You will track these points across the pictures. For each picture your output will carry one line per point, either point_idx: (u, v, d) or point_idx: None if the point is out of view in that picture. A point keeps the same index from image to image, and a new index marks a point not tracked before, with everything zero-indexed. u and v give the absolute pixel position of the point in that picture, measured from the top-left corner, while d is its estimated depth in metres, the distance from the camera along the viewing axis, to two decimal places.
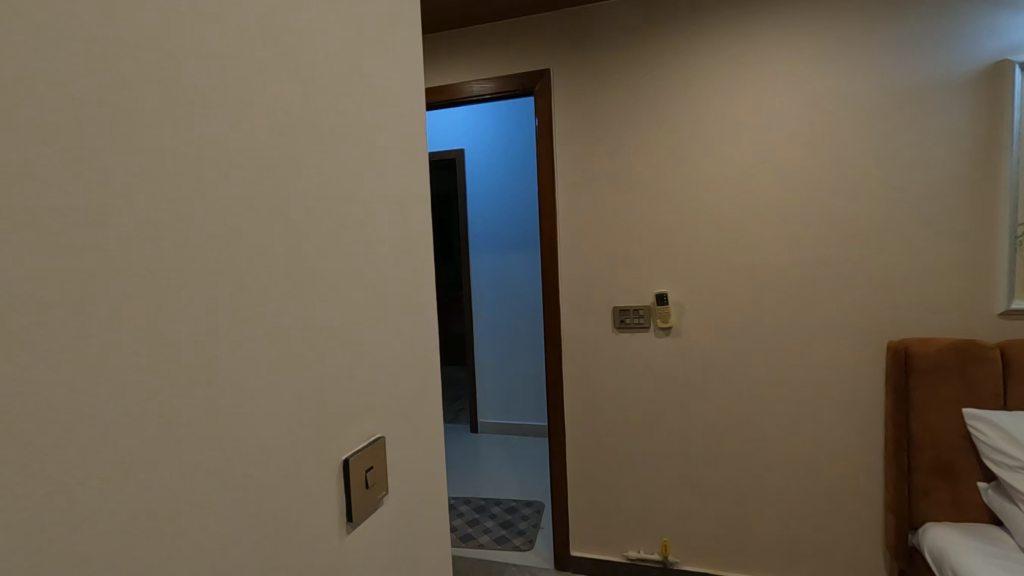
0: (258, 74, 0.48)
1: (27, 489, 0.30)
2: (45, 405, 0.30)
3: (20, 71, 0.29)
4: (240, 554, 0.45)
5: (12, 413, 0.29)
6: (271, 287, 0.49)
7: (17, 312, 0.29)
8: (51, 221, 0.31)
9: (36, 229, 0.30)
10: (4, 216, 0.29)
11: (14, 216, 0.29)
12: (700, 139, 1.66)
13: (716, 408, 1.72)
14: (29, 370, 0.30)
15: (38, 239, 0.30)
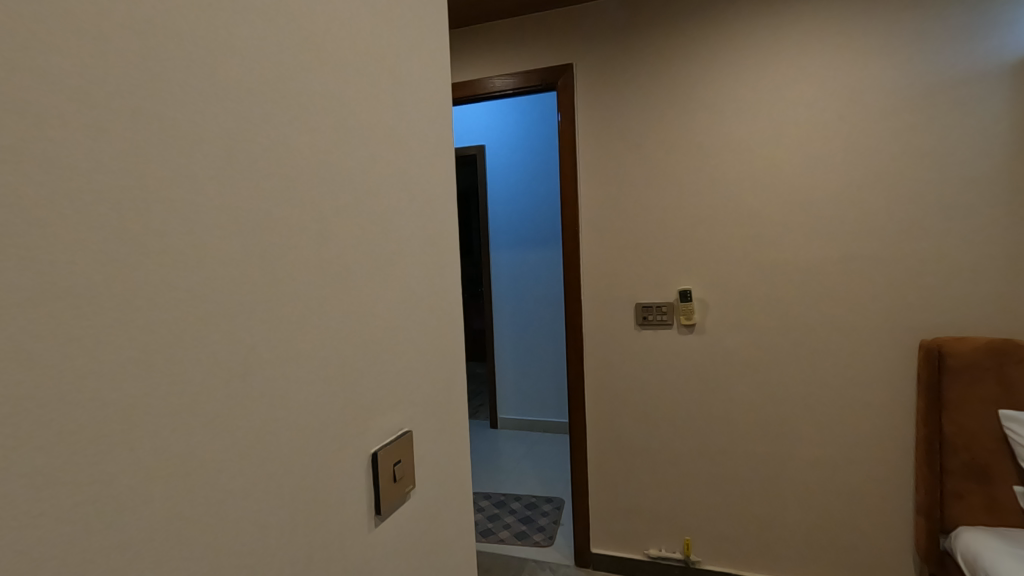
0: (291, 74, 0.49)
1: (76, 477, 0.31)
2: (88, 394, 0.31)
3: (67, 72, 0.31)
4: (271, 545, 0.46)
5: (58, 403, 0.30)
6: (300, 281, 0.50)
7: (66, 304, 0.30)
8: (97, 216, 0.32)
9: (83, 223, 0.31)
10: (55, 211, 0.30)
11: (64, 211, 0.30)
12: (726, 133, 1.64)
13: (740, 407, 1.70)
14: (75, 360, 0.31)
15: (86, 233, 0.31)
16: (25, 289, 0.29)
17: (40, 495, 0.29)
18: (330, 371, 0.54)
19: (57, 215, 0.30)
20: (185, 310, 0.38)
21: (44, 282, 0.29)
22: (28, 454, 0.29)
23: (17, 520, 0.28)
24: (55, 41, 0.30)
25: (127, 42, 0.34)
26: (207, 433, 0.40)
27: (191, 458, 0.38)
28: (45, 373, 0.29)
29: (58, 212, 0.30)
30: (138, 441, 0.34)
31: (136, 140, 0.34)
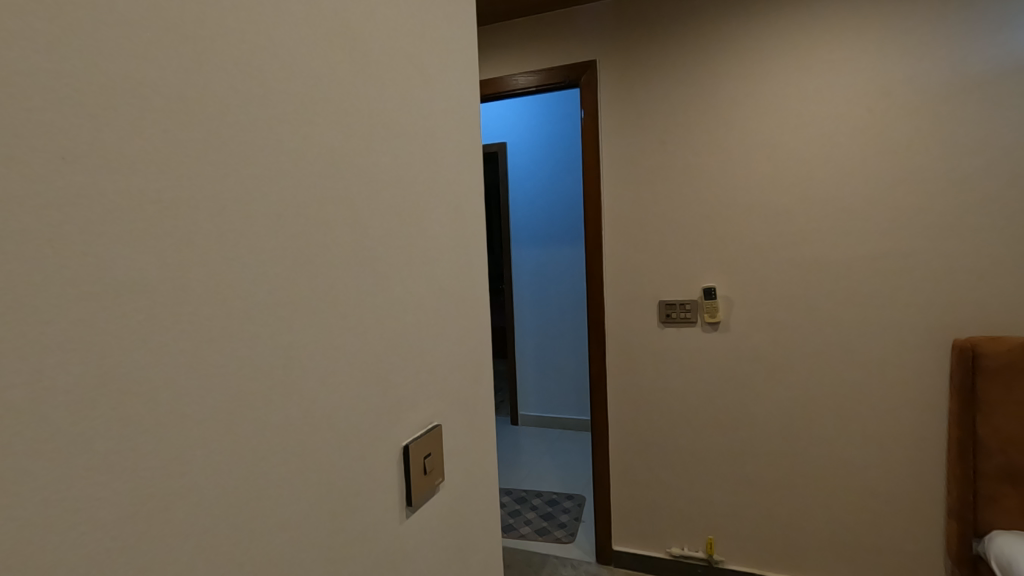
0: (326, 74, 0.50)
1: (134, 463, 0.32)
2: (147, 383, 0.33)
3: (125, 76, 0.32)
4: (307, 533, 0.47)
5: (122, 391, 0.32)
6: (333, 278, 0.51)
7: (129, 297, 0.32)
8: (152, 215, 0.33)
9: (143, 223, 0.33)
10: (118, 211, 0.32)
11: (125, 211, 0.32)
12: (752, 129, 1.62)
13: (764, 407, 1.68)
14: (135, 352, 0.32)
15: (142, 231, 0.33)
16: (87, 284, 0.30)
17: (96, 483, 0.30)
18: (362, 363, 0.55)
19: (121, 215, 0.32)
20: (225, 306, 0.39)
21: (104, 279, 0.31)
22: (88, 444, 0.30)
23: (82, 504, 0.30)
24: (115, 49, 0.31)
25: (175, 49, 0.35)
26: (246, 423, 0.41)
27: (232, 448, 0.40)
28: (106, 365, 0.31)
29: (118, 211, 0.32)
30: (184, 431, 0.36)
31: (184, 142, 0.36)
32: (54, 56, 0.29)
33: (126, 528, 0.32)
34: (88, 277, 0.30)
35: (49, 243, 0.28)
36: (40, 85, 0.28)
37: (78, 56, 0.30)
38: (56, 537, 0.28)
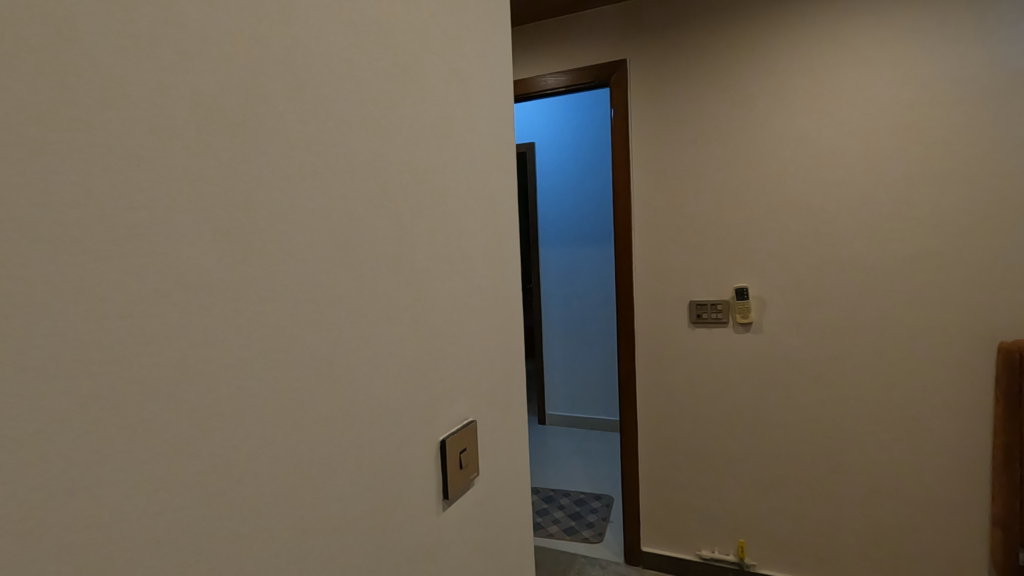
0: (369, 79, 0.52)
1: (197, 448, 0.35)
2: (207, 374, 0.36)
3: (191, 87, 0.34)
4: (350, 521, 0.49)
5: (187, 381, 0.34)
6: (375, 276, 0.53)
7: (192, 293, 0.34)
8: (213, 216, 0.36)
9: (205, 224, 0.35)
10: (185, 214, 0.34)
11: (190, 213, 0.34)
12: (787, 125, 1.59)
13: (798, 410, 1.65)
14: (197, 345, 0.35)
15: (204, 232, 0.35)
16: (154, 282, 0.32)
17: (154, 473, 0.32)
18: (401, 359, 0.56)
19: (187, 217, 0.34)
20: (272, 305, 0.41)
21: (162, 281, 0.32)
22: (147, 437, 0.32)
23: (153, 485, 0.32)
24: (181, 61, 0.34)
25: (229, 60, 0.37)
26: (291, 418, 0.43)
27: (281, 438, 0.42)
28: (162, 362, 0.33)
29: (175, 216, 0.33)
30: (233, 426, 0.37)
31: (234, 149, 0.38)
32: (122, 68, 0.30)
33: (178, 517, 0.33)
34: (158, 275, 0.32)
35: (116, 247, 0.30)
36: (110, 95, 0.30)
37: (142, 68, 0.31)
38: (117, 526, 0.30)
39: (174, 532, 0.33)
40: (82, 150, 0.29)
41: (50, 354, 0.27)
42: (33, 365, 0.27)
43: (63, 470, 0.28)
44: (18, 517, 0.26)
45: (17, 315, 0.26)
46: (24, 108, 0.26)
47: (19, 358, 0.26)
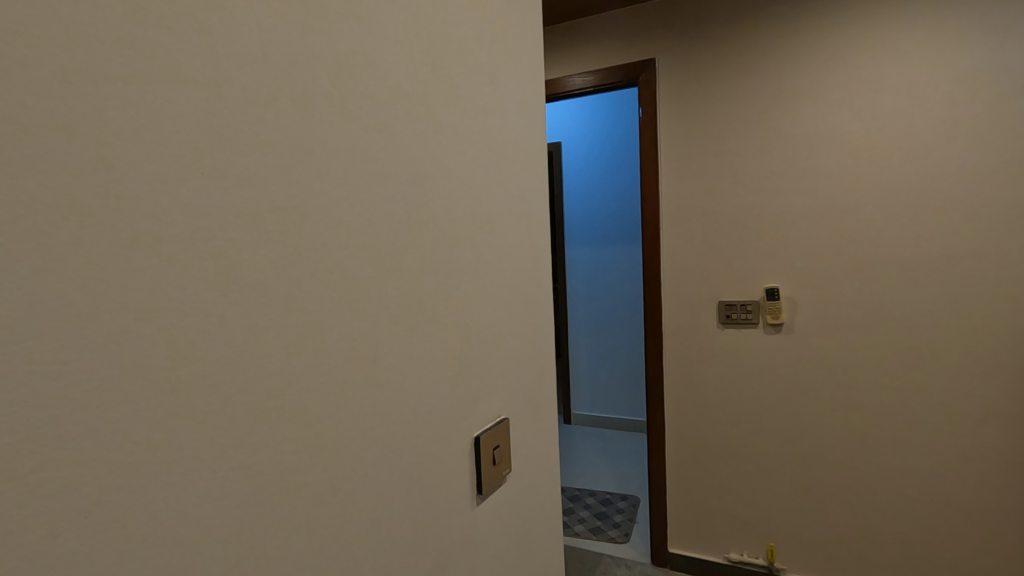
0: (409, 85, 0.54)
1: (255, 440, 0.36)
2: (266, 370, 0.37)
3: (248, 93, 0.36)
4: (391, 513, 0.50)
5: (248, 376, 0.36)
6: (414, 277, 0.54)
7: (251, 292, 0.36)
8: (269, 218, 0.37)
9: (262, 225, 0.37)
10: (244, 216, 0.35)
11: (250, 215, 0.36)
12: (820, 123, 1.57)
13: (831, 413, 1.62)
14: (255, 342, 0.36)
15: (261, 234, 0.37)
16: (220, 282, 0.34)
17: (220, 464, 0.34)
18: (439, 357, 0.58)
19: (245, 218, 0.35)
20: (320, 307, 0.42)
21: (223, 285, 0.34)
22: (210, 435, 0.33)
23: (219, 475, 0.33)
24: (241, 68, 0.35)
25: (283, 71, 0.39)
26: (336, 416, 0.44)
27: (330, 432, 0.43)
28: (223, 363, 0.34)
29: (235, 221, 0.35)
30: (284, 426, 0.39)
31: (288, 155, 0.39)
32: (190, 79, 0.32)
33: (235, 513, 0.35)
34: (222, 275, 0.34)
35: (186, 252, 0.31)
36: (180, 101, 0.31)
37: (209, 79, 0.33)
38: (182, 523, 0.31)
39: (231, 528, 0.34)
40: (159, 156, 0.30)
41: (128, 356, 0.28)
42: (115, 367, 0.28)
43: (139, 468, 0.29)
44: (98, 512, 0.27)
45: (100, 319, 0.27)
46: (110, 116, 0.27)
47: (103, 359, 0.27)
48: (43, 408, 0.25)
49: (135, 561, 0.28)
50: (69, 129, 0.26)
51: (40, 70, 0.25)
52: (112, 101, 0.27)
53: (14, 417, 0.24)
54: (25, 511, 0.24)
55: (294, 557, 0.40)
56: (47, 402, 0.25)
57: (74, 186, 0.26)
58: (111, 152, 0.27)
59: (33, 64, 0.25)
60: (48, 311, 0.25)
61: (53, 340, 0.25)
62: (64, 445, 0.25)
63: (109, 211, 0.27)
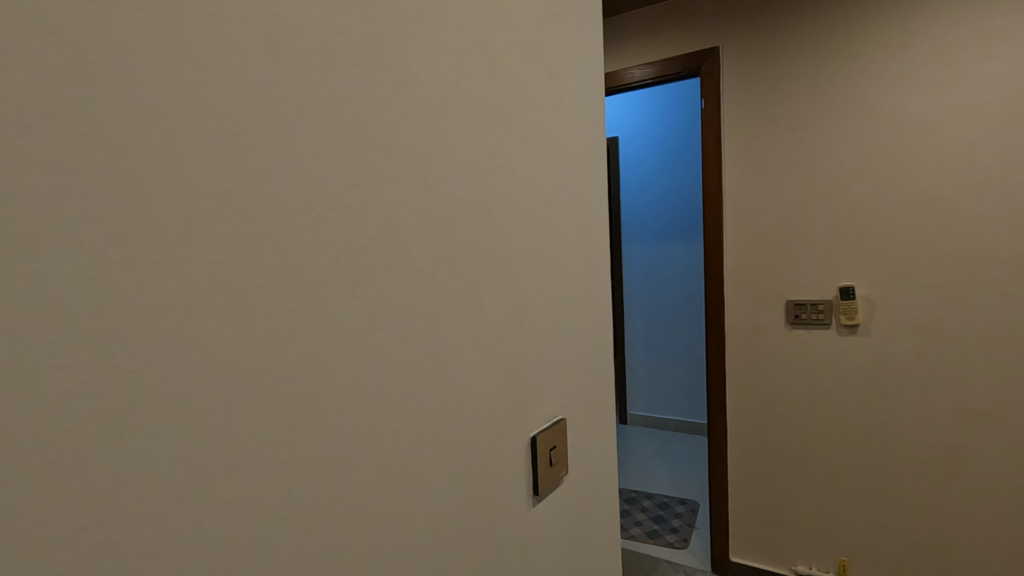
0: (467, 82, 0.53)
1: (314, 435, 0.37)
2: (324, 368, 0.38)
3: (310, 96, 0.37)
4: (448, 513, 0.51)
5: (307, 372, 0.37)
6: (472, 275, 0.54)
7: (310, 292, 0.37)
8: (329, 219, 0.38)
9: (320, 226, 0.37)
10: (304, 216, 0.36)
11: (310, 215, 0.37)
12: (902, 109, 1.45)
13: (913, 421, 1.51)
14: (315, 340, 0.37)
15: (320, 233, 0.37)
16: (282, 280, 0.35)
17: (280, 457, 0.35)
18: (496, 356, 0.58)
19: (305, 218, 0.36)
20: (372, 307, 0.42)
21: (269, 285, 0.34)
22: (256, 437, 0.33)
23: (278, 471, 0.35)
24: (303, 71, 0.36)
25: (335, 70, 0.39)
26: (390, 416, 0.44)
27: (387, 431, 0.44)
28: (271, 365, 0.34)
29: (283, 223, 0.35)
30: (333, 428, 0.39)
31: (337, 155, 0.39)
32: (234, 79, 0.32)
33: (283, 515, 0.35)
34: (284, 274, 0.35)
35: (232, 252, 0.31)
36: (243, 105, 0.32)
37: (254, 80, 0.33)
38: (225, 525, 0.31)
39: (276, 529, 0.34)
40: (202, 156, 0.30)
41: (172, 357, 0.28)
42: (159, 368, 0.28)
43: (182, 469, 0.29)
44: (143, 512, 0.27)
45: (147, 320, 0.27)
46: (155, 117, 0.28)
47: (147, 361, 0.27)
48: (89, 411, 0.25)
49: (182, 558, 0.29)
50: (125, 130, 0.26)
51: (85, 73, 0.25)
52: (155, 102, 0.28)
53: (61, 421, 0.24)
54: (70, 510, 0.25)
55: (345, 558, 0.40)
56: (92, 403, 0.25)
57: (121, 187, 0.26)
58: (154, 153, 0.28)
59: (77, 66, 0.25)
60: (104, 309, 0.26)
61: (99, 340, 0.26)
62: (106, 447, 0.26)
63: (153, 211, 0.28)
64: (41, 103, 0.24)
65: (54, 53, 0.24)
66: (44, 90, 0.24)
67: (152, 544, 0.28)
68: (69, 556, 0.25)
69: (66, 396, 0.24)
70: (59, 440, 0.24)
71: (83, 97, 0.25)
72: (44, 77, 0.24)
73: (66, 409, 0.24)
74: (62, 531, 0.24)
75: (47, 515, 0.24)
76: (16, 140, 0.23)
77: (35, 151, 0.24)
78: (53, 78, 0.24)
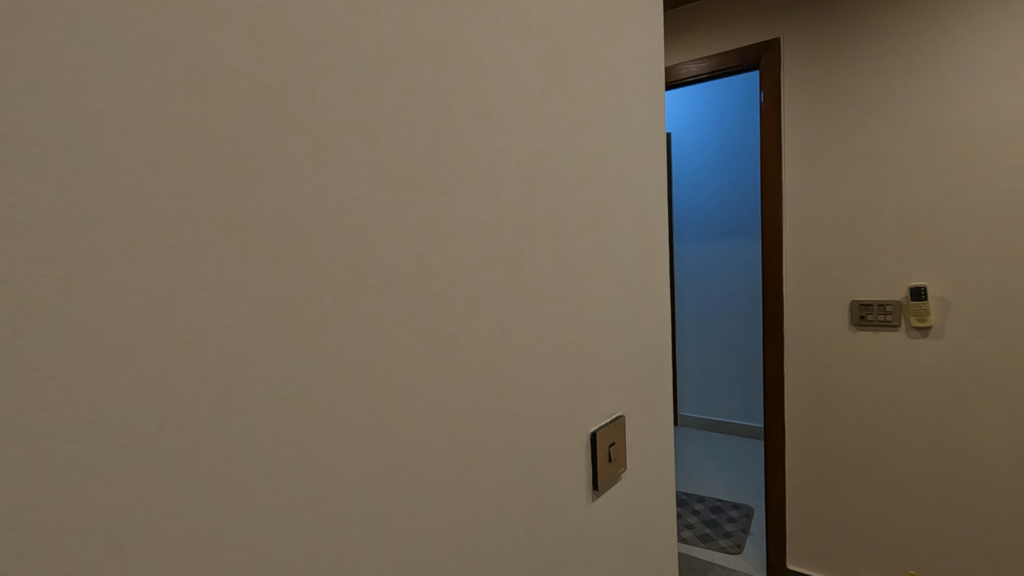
0: (531, 81, 0.54)
1: (388, 420, 0.40)
2: (397, 356, 0.40)
3: (387, 100, 0.39)
4: (511, 500, 0.52)
5: (382, 360, 0.39)
6: (536, 270, 0.55)
7: (385, 284, 0.39)
8: (403, 216, 0.40)
9: (395, 223, 0.40)
10: (382, 213, 0.39)
11: (387, 212, 0.39)
12: (982, 98, 1.37)
13: (990, 430, 1.42)
14: (389, 330, 0.40)
15: (394, 229, 0.40)
16: (361, 273, 0.37)
17: (357, 438, 0.37)
18: (558, 350, 0.58)
19: (383, 215, 0.39)
20: (437, 306, 0.44)
21: (349, 277, 0.36)
22: (333, 424, 0.36)
23: (357, 451, 0.37)
24: (380, 77, 0.38)
25: (409, 74, 0.41)
26: (456, 406, 0.46)
27: (453, 419, 0.46)
28: (346, 357, 0.36)
29: (361, 224, 0.37)
30: (399, 420, 0.41)
31: (412, 156, 0.41)
32: (312, 89, 0.34)
33: (359, 493, 0.38)
34: (363, 267, 0.37)
35: (318, 248, 0.34)
36: (329, 112, 0.35)
37: (342, 88, 0.36)
38: (298, 510, 0.34)
39: (354, 506, 0.37)
40: (295, 163, 0.33)
41: (259, 349, 0.31)
42: (250, 360, 0.31)
43: (259, 458, 0.31)
44: (242, 482, 0.30)
45: (248, 309, 0.30)
46: (246, 130, 0.30)
47: (237, 353, 0.30)
48: (185, 402, 0.28)
49: (273, 523, 0.32)
50: (232, 138, 0.29)
51: (182, 91, 0.27)
52: (239, 118, 0.30)
53: (169, 407, 0.27)
54: (171, 490, 0.27)
55: (412, 543, 0.42)
56: (203, 386, 0.29)
57: (212, 198, 0.29)
58: (244, 164, 0.30)
59: (181, 87, 0.27)
60: (218, 298, 0.29)
61: (196, 334, 0.28)
62: (204, 431, 0.29)
63: (252, 214, 0.31)
64: (168, 116, 0.27)
65: (162, 75, 0.27)
66: (172, 104, 0.27)
67: (245, 516, 0.31)
68: (166, 535, 0.27)
69: (183, 380, 0.28)
70: (177, 414, 0.28)
71: (179, 117, 0.27)
72: (147, 101, 0.26)
73: (183, 391, 0.28)
74: (162, 509, 0.27)
75: (151, 495, 0.27)
76: (124, 158, 0.25)
77: (156, 162, 0.26)
78: (179, 93, 0.27)
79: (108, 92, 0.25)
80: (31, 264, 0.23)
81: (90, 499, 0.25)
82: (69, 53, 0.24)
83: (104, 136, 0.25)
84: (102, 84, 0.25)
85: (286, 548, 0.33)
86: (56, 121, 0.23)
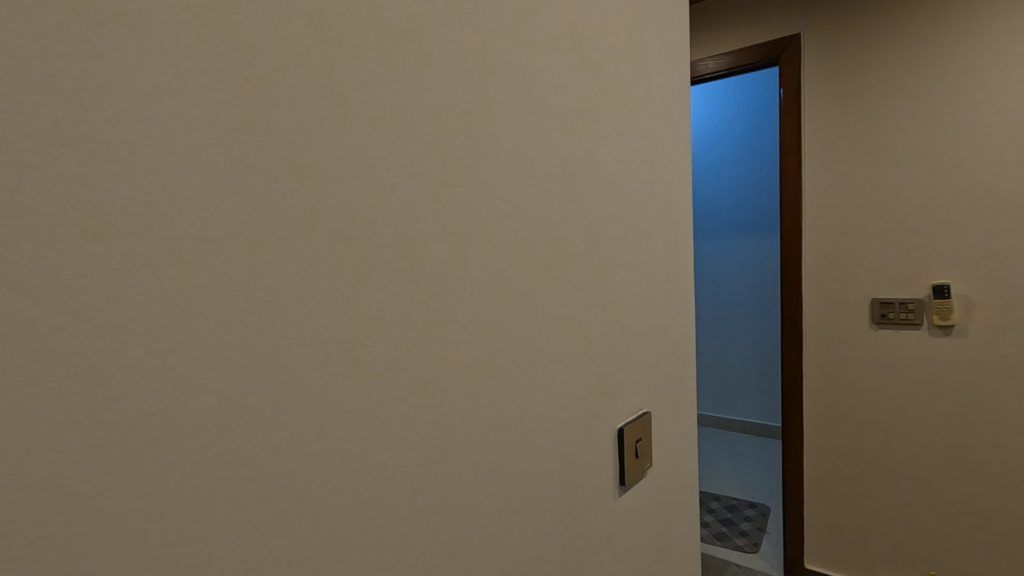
0: (562, 76, 0.55)
1: (423, 412, 0.40)
2: (432, 348, 0.41)
3: (425, 97, 0.40)
4: (541, 494, 0.52)
5: (418, 353, 0.40)
6: (565, 264, 0.55)
7: (421, 278, 0.40)
8: (439, 211, 0.41)
9: (430, 218, 0.41)
10: (419, 208, 0.40)
11: (424, 207, 0.40)
12: (1008, 94, 1.34)
13: (1012, 430, 1.40)
14: (425, 323, 0.40)
15: (430, 225, 0.41)
16: (399, 268, 0.38)
17: (395, 428, 0.38)
18: (586, 345, 0.59)
19: (420, 210, 0.40)
20: (471, 299, 0.44)
21: (387, 271, 0.37)
22: (372, 414, 0.36)
23: (394, 442, 0.38)
24: (418, 74, 0.39)
25: (445, 71, 0.41)
26: (489, 399, 0.46)
27: (486, 413, 0.46)
28: (385, 349, 0.37)
29: (400, 218, 0.38)
30: (432, 413, 0.41)
31: (447, 154, 0.42)
32: (355, 88, 0.34)
33: (395, 484, 0.38)
34: (401, 261, 0.38)
35: (359, 242, 0.35)
36: (371, 110, 0.36)
37: (382, 86, 0.36)
38: (339, 498, 0.34)
39: (392, 496, 0.38)
40: (339, 160, 0.34)
41: (306, 341, 0.32)
42: (297, 351, 0.32)
43: (304, 447, 0.32)
44: (289, 470, 0.32)
45: (295, 301, 0.31)
46: (295, 128, 0.31)
47: (286, 345, 0.31)
48: (239, 392, 0.29)
49: (316, 509, 0.33)
50: (282, 135, 0.30)
51: (223, 89, 0.28)
52: (276, 116, 0.30)
53: (224, 396, 0.28)
54: (225, 476, 0.28)
55: (447, 533, 0.43)
56: (254, 376, 0.30)
57: (259, 193, 0.29)
58: (292, 162, 0.31)
59: (237, 88, 0.28)
60: (268, 289, 0.30)
61: (249, 326, 0.29)
62: (255, 420, 0.30)
63: (301, 208, 0.31)
64: (224, 115, 0.28)
65: (219, 76, 0.28)
66: (228, 104, 0.28)
67: (291, 502, 0.32)
68: (214, 522, 0.28)
69: (237, 370, 0.29)
70: (232, 402, 0.29)
71: (231, 115, 0.28)
72: (194, 98, 0.27)
73: (237, 381, 0.29)
74: (218, 494, 0.28)
75: (208, 480, 0.28)
76: (173, 154, 0.26)
77: (216, 160, 0.28)
78: (234, 93, 0.28)
79: (163, 91, 0.25)
80: (85, 260, 0.23)
81: (140, 489, 0.25)
82: (132, 54, 0.24)
83: (155, 134, 0.25)
84: (151, 82, 0.25)
85: (330, 535, 0.34)
86: (126, 122, 0.24)
